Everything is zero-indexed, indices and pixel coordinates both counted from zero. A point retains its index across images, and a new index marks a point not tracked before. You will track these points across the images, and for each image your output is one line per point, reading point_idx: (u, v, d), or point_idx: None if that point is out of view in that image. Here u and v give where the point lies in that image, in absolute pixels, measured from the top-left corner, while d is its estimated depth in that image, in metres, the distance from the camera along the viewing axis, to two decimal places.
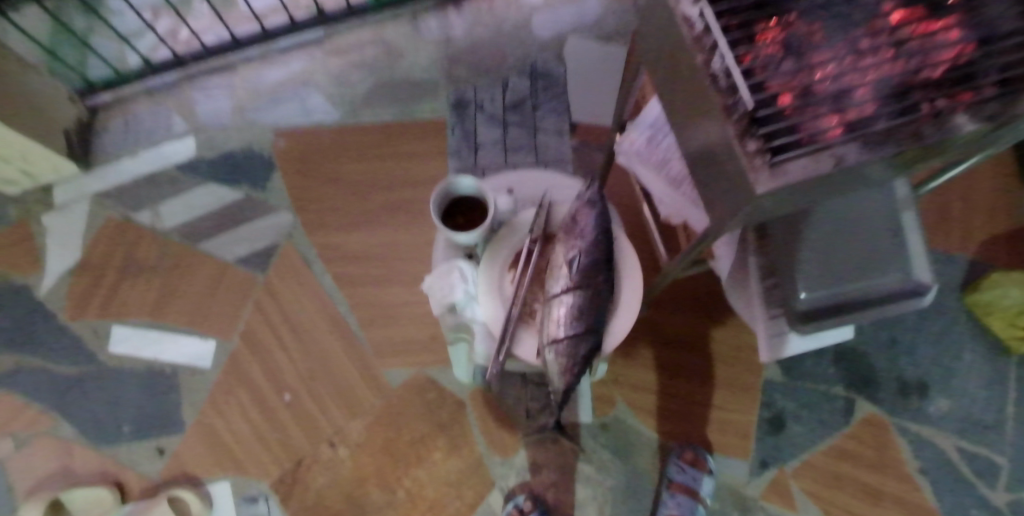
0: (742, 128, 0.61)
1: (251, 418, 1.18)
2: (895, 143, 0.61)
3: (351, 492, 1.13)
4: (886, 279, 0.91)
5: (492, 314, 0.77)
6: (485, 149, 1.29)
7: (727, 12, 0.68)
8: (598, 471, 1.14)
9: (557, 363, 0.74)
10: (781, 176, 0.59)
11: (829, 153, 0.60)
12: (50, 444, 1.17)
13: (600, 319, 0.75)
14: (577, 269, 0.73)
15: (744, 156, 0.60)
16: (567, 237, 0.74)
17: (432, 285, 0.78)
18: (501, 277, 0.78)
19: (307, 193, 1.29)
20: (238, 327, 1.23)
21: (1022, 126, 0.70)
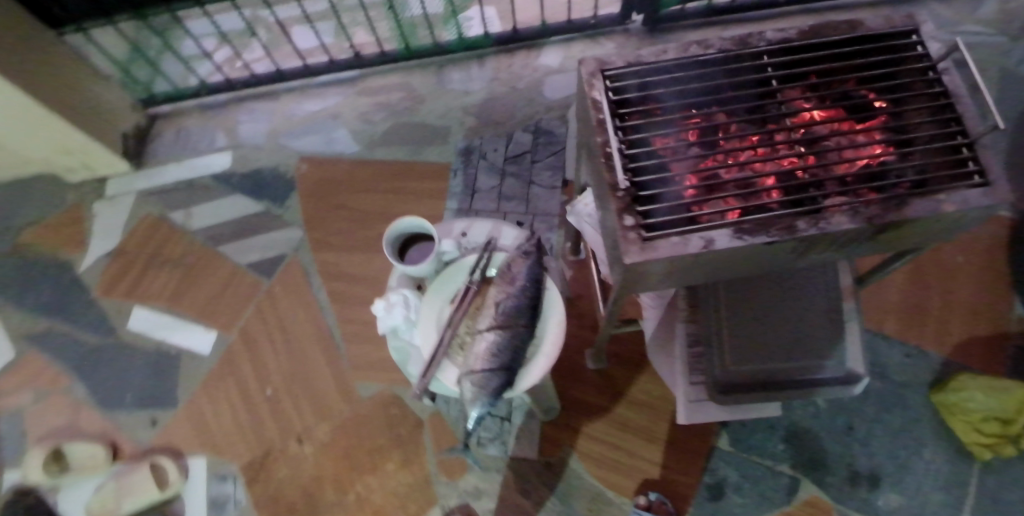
0: (625, 204, 0.70)
1: (234, 406, 1.33)
2: (771, 233, 0.68)
3: (307, 488, 1.25)
4: (813, 364, 0.96)
5: (427, 339, 0.91)
6: (481, 195, 1.37)
7: (648, 100, 0.78)
8: (536, 507, 1.19)
9: (472, 391, 0.85)
10: (651, 252, 0.67)
11: (701, 237, 0.68)
12: (62, 401, 1.37)
13: (517, 359, 0.88)
14: (503, 311, 0.87)
15: (621, 228, 0.68)
16: (502, 282, 0.89)
17: (380, 310, 0.91)
18: (441, 308, 0.92)
19: (318, 214, 1.42)
20: (238, 323, 1.38)
21: (931, 228, 0.73)
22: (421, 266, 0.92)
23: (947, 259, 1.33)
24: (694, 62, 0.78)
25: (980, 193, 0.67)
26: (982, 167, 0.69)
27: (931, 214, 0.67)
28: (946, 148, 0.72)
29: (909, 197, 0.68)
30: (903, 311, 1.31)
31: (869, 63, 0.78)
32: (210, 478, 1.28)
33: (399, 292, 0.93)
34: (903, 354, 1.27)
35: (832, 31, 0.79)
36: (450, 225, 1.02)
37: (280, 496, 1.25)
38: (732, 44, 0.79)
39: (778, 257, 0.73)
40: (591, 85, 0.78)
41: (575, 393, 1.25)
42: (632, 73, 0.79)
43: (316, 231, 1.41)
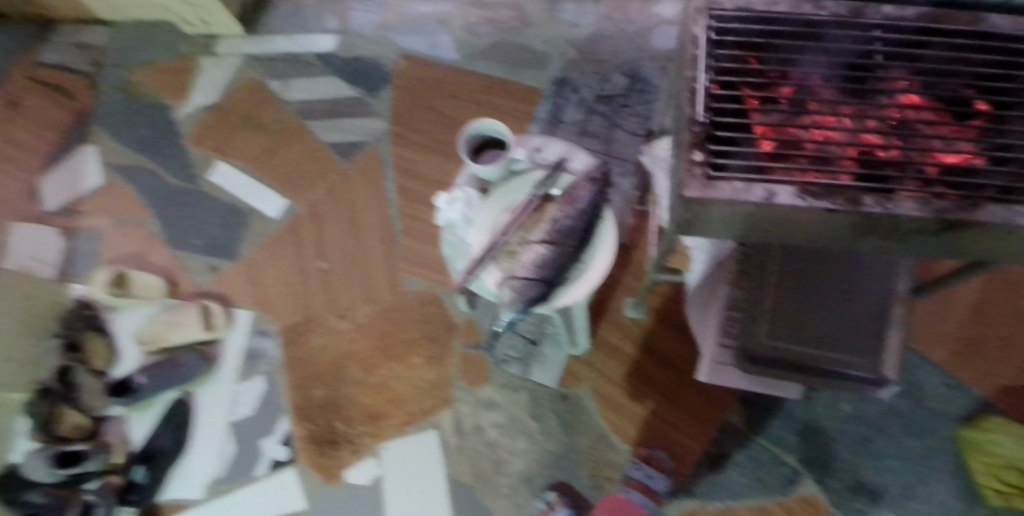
0: (697, 140, 0.76)
1: (287, 270, 1.42)
2: (835, 200, 0.72)
3: (338, 360, 1.35)
4: (847, 361, 0.98)
5: (480, 239, 0.98)
6: (564, 127, 1.39)
7: (753, 48, 0.82)
8: (543, 431, 1.25)
9: (509, 295, 0.91)
10: (711, 188, 0.73)
11: (765, 186, 0.73)
12: (138, 231, 1.51)
13: (556, 276, 0.93)
14: (557, 229, 0.94)
15: (690, 161, 0.74)
16: (563, 203, 0.96)
17: (442, 203, 1.01)
18: (499, 215, 0.98)
19: (405, 112, 1.47)
20: (308, 196, 1.45)
21: (1000, 243, 0.76)
22: (490, 168, 0.98)
23: (1019, 305, 1.28)
24: (799, 21, 0.83)
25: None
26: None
27: (1005, 224, 0.70)
28: None
29: (985, 200, 0.72)
30: (957, 344, 1.27)
31: (983, 62, 0.80)
32: (251, 331, 1.41)
33: (464, 189, 1.01)
34: (941, 384, 1.25)
35: (954, 22, 0.82)
36: (527, 139, 1.05)
37: (312, 361, 1.35)
38: (845, 12, 0.82)
39: (839, 228, 0.76)
40: (694, 20, 0.83)
41: (606, 336, 1.28)
42: (743, 17, 0.84)
43: (400, 126, 1.46)
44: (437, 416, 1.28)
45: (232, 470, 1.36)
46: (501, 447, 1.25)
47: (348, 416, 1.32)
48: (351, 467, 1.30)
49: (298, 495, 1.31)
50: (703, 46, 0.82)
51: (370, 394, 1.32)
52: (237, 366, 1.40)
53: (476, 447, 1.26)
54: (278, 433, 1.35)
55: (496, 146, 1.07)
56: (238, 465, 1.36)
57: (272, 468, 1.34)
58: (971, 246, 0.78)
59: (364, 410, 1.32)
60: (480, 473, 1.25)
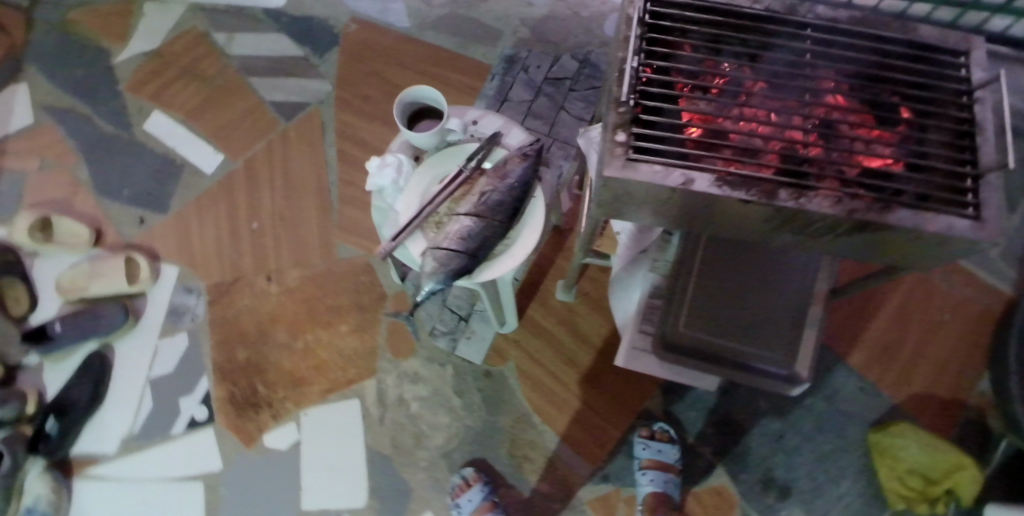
0: (621, 121, 0.72)
1: (218, 228, 1.38)
2: (750, 193, 0.69)
3: (263, 323, 1.32)
4: (763, 355, 0.98)
5: (407, 209, 0.93)
6: (511, 105, 1.37)
7: (686, 35, 0.78)
8: (465, 408, 1.24)
9: (431, 265, 0.86)
10: (629, 170, 0.69)
11: (684, 172, 0.69)
12: (64, 177, 1.44)
13: (483, 250, 0.88)
14: (484, 203, 0.87)
15: (611, 142, 0.70)
16: (493, 176, 0.89)
17: (374, 168, 0.93)
18: (429, 185, 0.94)
19: (351, 77, 1.43)
20: (245, 155, 1.41)
21: (905, 250, 0.75)
22: (424, 136, 0.93)
23: (932, 314, 1.32)
24: (734, 10, 0.79)
25: (970, 225, 0.68)
26: (978, 201, 0.70)
27: (913, 226, 0.68)
28: (952, 174, 0.72)
29: (897, 205, 0.70)
30: (872, 348, 1.30)
31: (912, 68, 0.76)
32: (177, 287, 1.36)
33: (398, 156, 0.94)
34: (857, 388, 1.28)
35: (884, 26, 0.77)
36: (465, 110, 1.01)
37: (236, 323, 1.32)
38: (778, 6, 0.78)
39: (752, 222, 0.75)
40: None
41: (535, 318, 1.28)
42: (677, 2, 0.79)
43: (345, 90, 1.42)
44: (360, 386, 1.27)
45: (148, 427, 1.32)
46: (421, 420, 1.24)
47: (269, 380, 1.29)
48: (269, 432, 1.28)
49: (213, 456, 1.29)
50: (636, 28, 0.77)
51: (293, 360, 1.29)
52: (160, 322, 1.36)
53: (397, 419, 1.25)
54: (197, 392, 1.32)
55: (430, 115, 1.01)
56: (154, 423, 1.32)
57: (189, 427, 1.31)
58: (881, 249, 0.76)
59: (287, 375, 1.29)
60: (398, 444, 1.24)
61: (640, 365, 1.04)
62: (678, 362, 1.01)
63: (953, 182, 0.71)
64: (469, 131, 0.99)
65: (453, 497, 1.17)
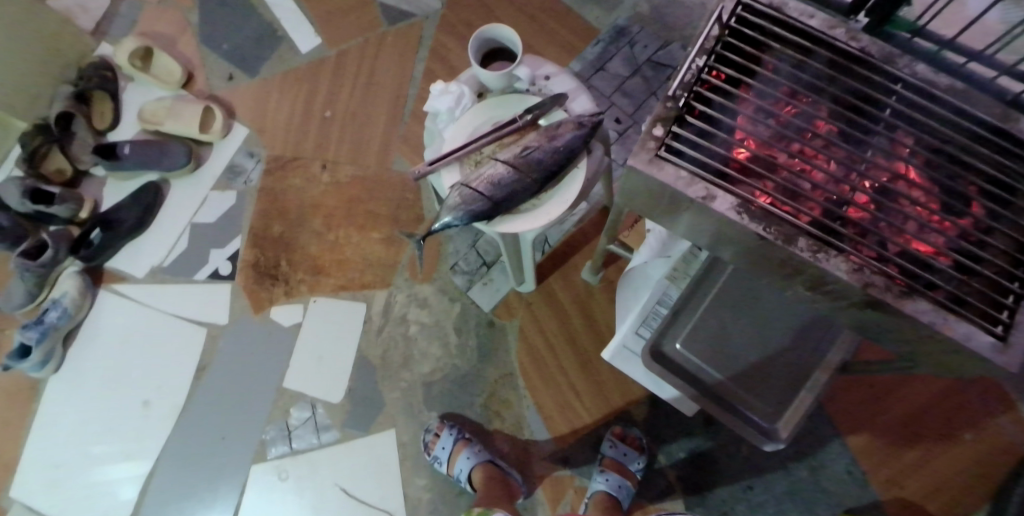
0: (664, 115, 0.81)
1: (295, 106, 1.43)
2: (769, 230, 0.75)
3: (304, 205, 1.37)
4: (738, 397, 1.03)
5: (454, 138, 1.01)
6: (604, 76, 1.34)
7: (774, 55, 0.83)
8: (458, 347, 1.27)
9: (455, 201, 0.93)
10: (654, 166, 0.78)
11: (706, 187, 0.77)
12: (177, 17, 1.53)
13: (507, 201, 0.94)
14: (523, 158, 0.94)
15: (648, 135, 0.79)
16: (543, 135, 0.95)
17: (437, 91, 1.02)
18: (482, 124, 1.01)
19: (462, 2, 1.43)
20: (340, 46, 1.45)
21: (915, 339, 0.78)
22: (489, 74, 1.01)
23: (954, 427, 1.24)
24: (831, 42, 0.82)
25: (991, 343, 0.71)
26: (1011, 322, 0.72)
27: (926, 324, 0.72)
28: (994, 286, 0.75)
29: (918, 295, 0.73)
30: (876, 437, 1.24)
31: (999, 163, 0.77)
32: (241, 148, 1.43)
33: (461, 88, 1.02)
34: (845, 469, 1.23)
35: (984, 106, 0.78)
36: (541, 63, 1.05)
37: (281, 198, 1.38)
38: (875, 50, 0.81)
39: (775, 262, 0.81)
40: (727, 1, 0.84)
41: (553, 287, 1.28)
42: (774, 16, 0.83)
43: (452, 12, 1.43)
44: (371, 293, 1.31)
45: (176, 265, 1.41)
46: (415, 344, 1.28)
47: (292, 259, 1.35)
48: (277, 306, 1.34)
49: (222, 311, 1.36)
50: (714, 24, 0.83)
51: (320, 248, 1.35)
52: (216, 175, 1.43)
53: (393, 335, 1.29)
54: (228, 249, 1.39)
55: (508, 58, 1.08)
56: (182, 263, 1.41)
57: (211, 278, 1.39)
58: (897, 334, 0.80)
59: (310, 261, 1.35)
60: (386, 358, 1.29)
61: (623, 364, 1.12)
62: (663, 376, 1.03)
63: (992, 295, 0.74)
64: (538, 84, 1.04)
65: (429, 452, 1.22)
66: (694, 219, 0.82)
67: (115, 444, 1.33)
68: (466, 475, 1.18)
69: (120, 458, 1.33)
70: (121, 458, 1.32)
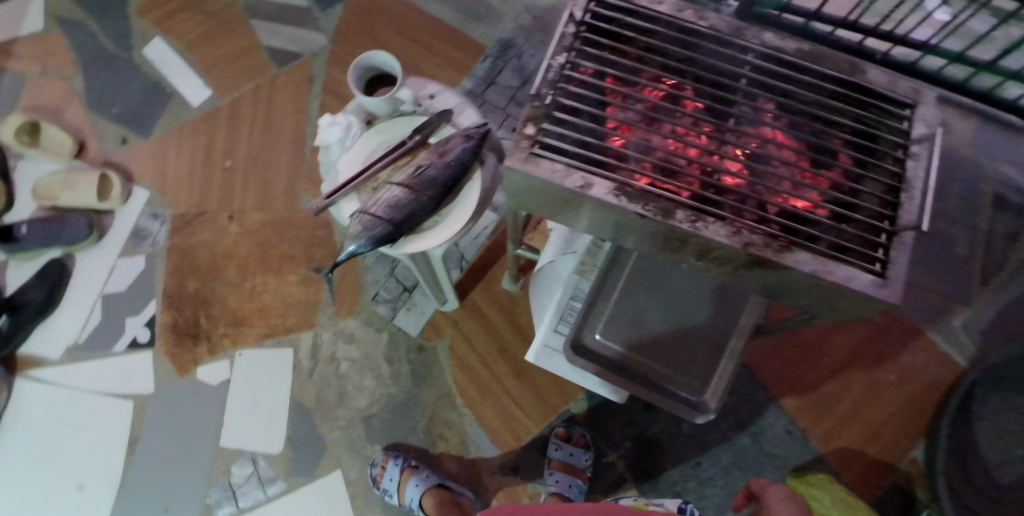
0: (534, 114, 0.81)
1: (194, 159, 1.41)
2: (651, 208, 0.76)
3: (217, 258, 1.34)
4: (665, 376, 1.05)
5: (348, 167, 0.99)
6: (497, 88, 1.37)
7: (631, 44, 0.86)
8: (392, 376, 1.26)
9: (356, 228, 0.92)
10: (531, 164, 0.77)
11: (583, 176, 0.77)
12: (61, 86, 1.49)
13: (407, 222, 0.93)
14: (418, 177, 0.93)
15: (520, 134, 0.79)
16: (434, 151, 0.95)
17: (324, 124, 1.00)
18: (374, 150, 1.00)
19: (347, 35, 1.44)
20: (233, 94, 1.43)
21: (809, 290, 0.81)
22: (372, 101, 0.99)
23: (879, 372, 1.28)
24: (681, 26, 0.85)
25: (873, 281, 0.74)
26: (887, 259, 0.76)
27: (810, 273, 0.74)
28: (868, 228, 0.78)
29: (799, 248, 0.76)
30: (809, 394, 1.28)
31: (852, 115, 0.82)
32: (145, 210, 1.40)
33: (348, 120, 1.01)
34: (785, 430, 1.26)
35: (831, 64, 0.83)
36: (424, 83, 1.06)
37: (192, 255, 1.35)
38: (724, 27, 0.84)
39: (665, 240, 0.81)
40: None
41: (478, 301, 1.29)
42: (625, 9, 0.86)
43: (340, 47, 1.43)
44: (296, 336, 1.29)
45: (92, 340, 1.36)
46: (349, 380, 1.27)
47: (212, 315, 1.32)
48: (202, 364, 1.31)
49: (146, 379, 1.32)
50: (571, 23, 0.85)
51: (238, 299, 1.32)
52: (122, 241, 1.39)
53: (325, 374, 1.27)
54: (144, 314, 1.35)
55: (391, 83, 1.07)
56: (98, 336, 1.36)
57: (130, 347, 1.34)
58: (794, 288, 0.82)
59: (230, 313, 1.32)
60: (322, 399, 1.27)
61: (548, 364, 1.11)
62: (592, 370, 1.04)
63: (868, 237, 0.77)
64: (423, 104, 1.04)
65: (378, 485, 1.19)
66: (578, 212, 0.84)
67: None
68: (417, 503, 1.15)
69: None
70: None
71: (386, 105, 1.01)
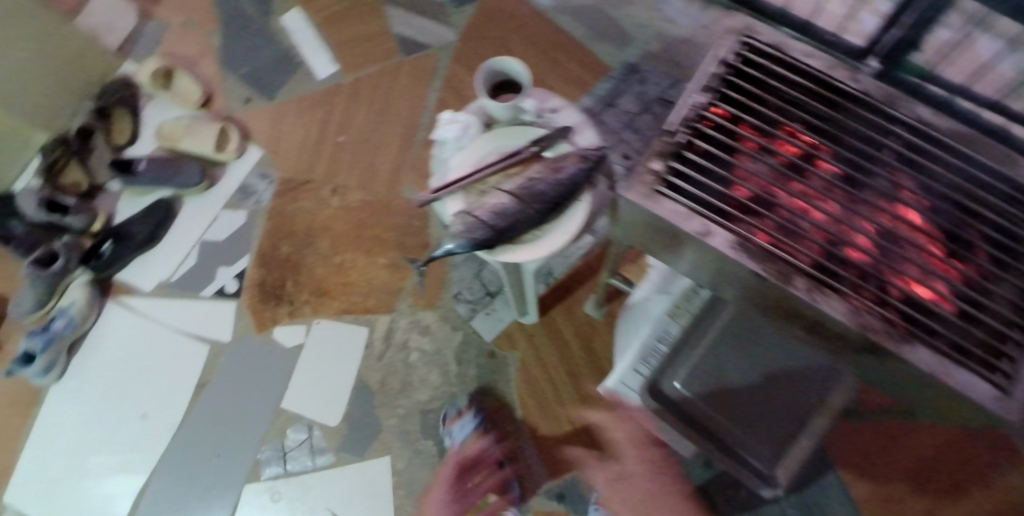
0: (663, 150, 0.79)
1: (309, 130, 1.46)
2: (767, 268, 0.73)
3: (313, 227, 1.39)
4: (732, 431, 1.01)
5: (460, 167, 0.94)
6: (613, 113, 1.36)
7: (774, 93, 0.81)
8: (458, 376, 1.27)
9: (457, 229, 0.86)
10: (653, 201, 0.75)
11: (704, 222, 0.75)
12: (200, 40, 1.58)
13: (509, 232, 0.87)
14: (529, 189, 0.87)
15: (645, 169, 0.77)
16: (548, 166, 0.89)
17: (443, 120, 0.99)
18: (485, 153, 0.95)
19: (475, 35, 1.46)
20: (357, 74, 1.49)
21: (915, 384, 0.75)
22: (493, 103, 0.96)
23: (962, 478, 1.20)
24: (830, 84, 0.81)
25: (993, 393, 0.68)
26: (1013, 371, 0.69)
27: (926, 371, 0.70)
28: (998, 333, 0.72)
29: (918, 340, 0.70)
30: (882, 487, 1.21)
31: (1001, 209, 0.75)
32: (255, 169, 1.46)
33: (466, 118, 0.99)
34: None
35: (987, 151, 0.76)
36: (548, 96, 1.00)
37: (290, 219, 1.40)
38: (877, 92, 0.79)
39: (773, 305, 0.79)
40: (728, 42, 0.83)
41: (556, 320, 1.28)
42: (776, 58, 0.82)
43: (466, 45, 1.46)
44: (373, 317, 1.31)
45: (182, 282, 1.42)
46: (415, 371, 1.28)
47: (298, 281, 1.36)
48: (280, 325, 1.35)
49: (225, 329, 1.37)
50: (715, 65, 0.83)
51: (325, 271, 1.36)
52: (228, 194, 1.45)
53: (393, 361, 1.29)
54: (236, 267, 1.40)
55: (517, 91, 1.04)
56: (189, 279, 1.42)
57: (217, 295, 1.39)
58: (899, 379, 0.77)
59: (315, 282, 1.35)
60: (386, 384, 1.28)
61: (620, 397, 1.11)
62: (659, 413, 1.02)
63: (995, 344, 0.71)
64: (544, 116, 0.98)
65: (445, 424, 1.22)
66: (692, 256, 0.82)
67: (112, 459, 1.33)
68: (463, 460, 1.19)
69: (112, 472, 1.32)
70: (115, 472, 1.32)
71: (506, 109, 0.98)
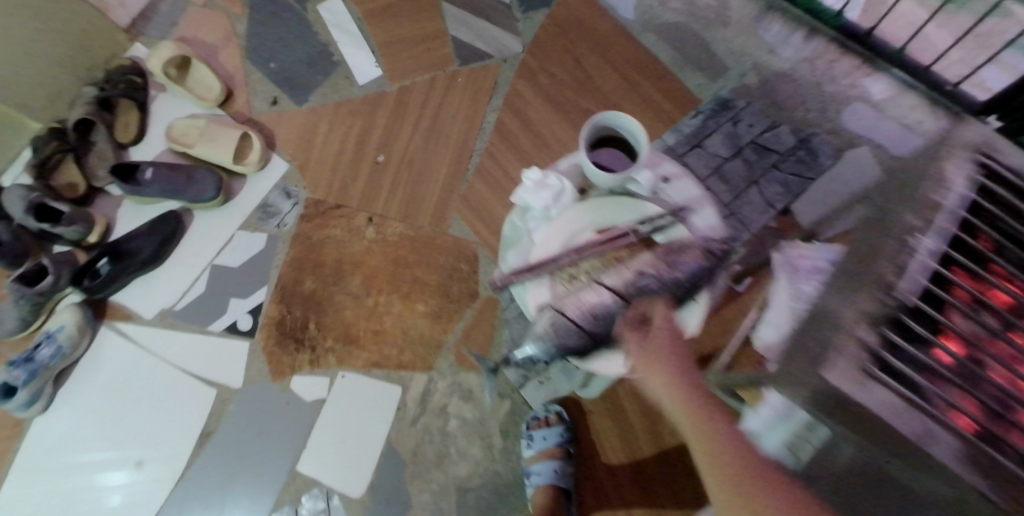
0: (875, 310, 0.58)
1: (345, 145, 1.27)
2: (1004, 489, 0.52)
3: (343, 262, 1.21)
4: None
5: (547, 243, 0.81)
6: (701, 154, 1.16)
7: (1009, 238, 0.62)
8: (504, 452, 1.10)
9: (545, 327, 0.74)
10: (861, 386, 0.55)
11: (921, 419, 0.54)
12: (224, 25, 1.37)
13: (608, 336, 0.72)
14: (636, 286, 0.68)
15: (852, 336, 0.57)
16: (659, 258, 0.70)
17: (531, 182, 0.79)
18: (582, 230, 0.80)
19: (545, 47, 1.26)
20: (403, 82, 1.29)
21: None
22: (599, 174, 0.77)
23: None
24: None
25: None
26: None
27: None
28: None
29: None
30: None
31: None
32: (279, 185, 1.27)
33: (560, 182, 0.80)
34: None
35: None
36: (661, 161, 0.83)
37: (318, 249, 1.22)
38: None
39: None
40: (959, 164, 0.64)
41: (618, 396, 1.12)
42: (1016, 195, 0.64)
43: (535, 58, 1.25)
44: (408, 375, 1.14)
45: (190, 311, 1.23)
46: (453, 442, 1.11)
47: (323, 324, 1.18)
48: (299, 375, 1.17)
49: (237, 372, 1.19)
50: (948, 194, 0.62)
51: (355, 314, 1.18)
52: (247, 213, 1.26)
53: (429, 427, 1.12)
54: (251, 300, 1.22)
55: (623, 144, 0.82)
56: (197, 308, 1.23)
57: (229, 331, 1.21)
58: None
59: (342, 327, 1.17)
60: (419, 455, 1.11)
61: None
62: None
63: None
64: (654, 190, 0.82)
65: (527, 428, 1.08)
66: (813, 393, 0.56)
67: (109, 447, 1.19)
68: (537, 481, 1.04)
69: (108, 464, 1.18)
70: (113, 466, 1.17)
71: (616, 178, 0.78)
